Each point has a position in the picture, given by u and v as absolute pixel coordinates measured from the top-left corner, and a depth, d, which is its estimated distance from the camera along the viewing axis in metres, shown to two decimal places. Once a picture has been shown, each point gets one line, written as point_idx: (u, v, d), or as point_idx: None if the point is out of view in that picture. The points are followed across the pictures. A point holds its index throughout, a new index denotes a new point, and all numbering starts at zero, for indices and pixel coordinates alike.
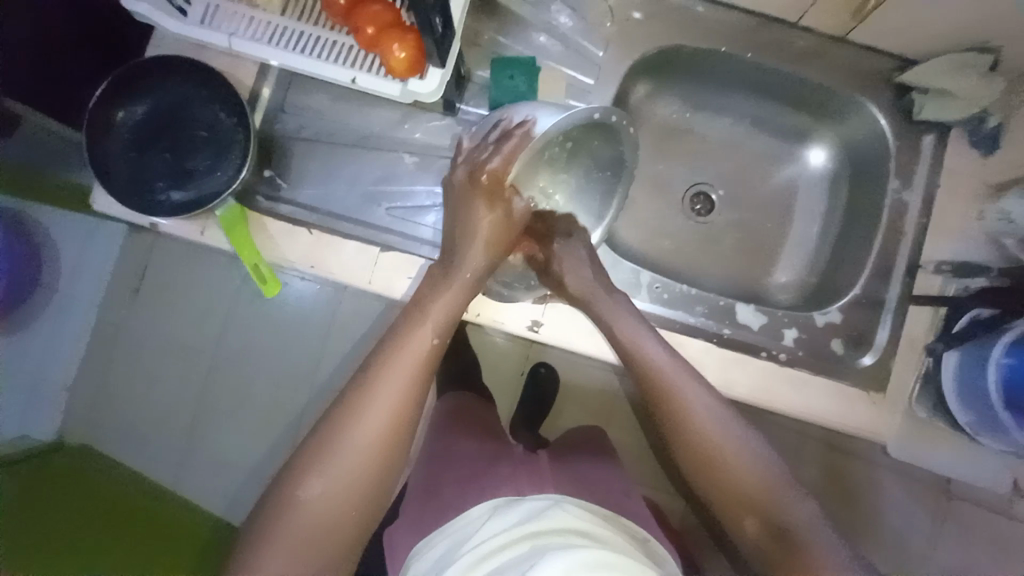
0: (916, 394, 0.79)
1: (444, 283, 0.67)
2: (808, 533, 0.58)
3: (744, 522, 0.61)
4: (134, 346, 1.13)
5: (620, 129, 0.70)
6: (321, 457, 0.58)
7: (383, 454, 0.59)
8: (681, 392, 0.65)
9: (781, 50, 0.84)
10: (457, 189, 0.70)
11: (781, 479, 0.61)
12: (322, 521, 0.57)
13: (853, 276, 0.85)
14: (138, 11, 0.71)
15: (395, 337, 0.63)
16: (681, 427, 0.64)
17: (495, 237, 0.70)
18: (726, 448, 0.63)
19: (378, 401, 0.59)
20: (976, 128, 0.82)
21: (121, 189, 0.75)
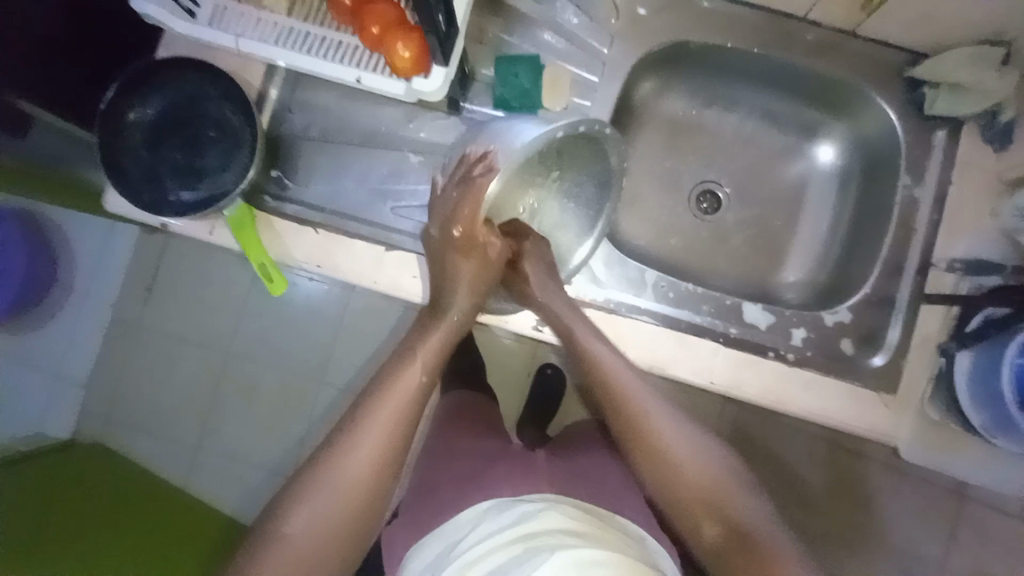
0: (928, 394, 0.78)
1: (429, 326, 0.70)
2: (762, 532, 0.60)
3: (700, 524, 0.62)
4: (146, 344, 1.15)
5: (604, 136, 0.71)
6: (308, 493, 0.60)
7: (367, 489, 0.61)
8: (636, 401, 0.68)
9: (790, 44, 0.83)
10: (434, 245, 0.72)
11: (730, 477, 0.64)
12: (307, 560, 0.58)
13: (864, 274, 0.83)
14: (148, 13, 0.71)
15: (384, 377, 0.66)
16: (638, 429, 0.67)
17: (474, 282, 0.71)
18: (678, 450, 0.65)
19: (363, 443, 0.62)
20: (989, 123, 0.80)
21: (131, 188, 0.76)
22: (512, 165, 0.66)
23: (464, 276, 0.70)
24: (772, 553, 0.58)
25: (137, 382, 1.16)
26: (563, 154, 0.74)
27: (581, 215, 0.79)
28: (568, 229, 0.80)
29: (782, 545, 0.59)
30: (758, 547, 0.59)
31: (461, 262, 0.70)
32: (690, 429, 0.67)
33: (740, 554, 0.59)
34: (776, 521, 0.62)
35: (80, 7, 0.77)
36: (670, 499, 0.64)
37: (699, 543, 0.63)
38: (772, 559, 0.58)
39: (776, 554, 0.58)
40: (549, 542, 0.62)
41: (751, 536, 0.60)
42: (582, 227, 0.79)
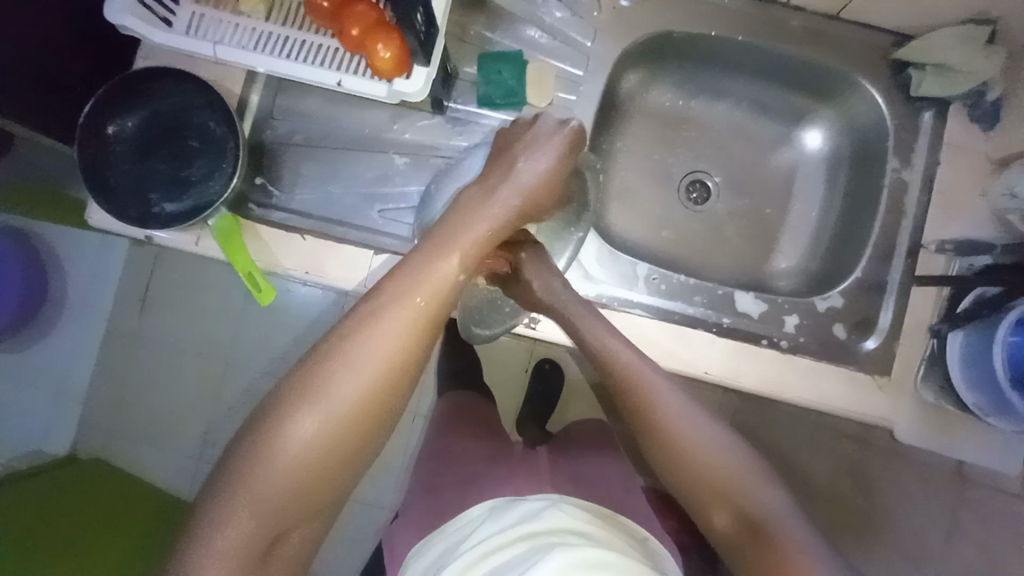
0: (922, 378, 0.77)
1: (469, 219, 0.62)
2: (776, 523, 0.59)
3: (716, 512, 0.61)
4: (141, 357, 1.15)
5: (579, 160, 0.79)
6: (316, 390, 0.54)
7: (390, 391, 0.56)
8: (649, 389, 0.65)
9: (774, 30, 0.83)
10: (530, 130, 0.68)
11: (750, 470, 0.62)
12: (308, 459, 0.54)
13: (856, 258, 0.83)
14: (124, 25, 0.68)
15: (416, 263, 0.59)
16: (653, 422, 0.64)
17: (546, 187, 0.67)
18: (696, 444, 0.63)
19: (387, 336, 0.55)
20: (975, 102, 0.79)
21: (115, 201, 0.75)
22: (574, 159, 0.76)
23: (541, 175, 0.66)
24: (787, 541, 0.57)
25: (134, 395, 1.15)
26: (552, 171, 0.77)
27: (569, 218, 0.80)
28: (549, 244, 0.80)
29: (798, 533, 0.58)
30: (773, 534, 0.58)
31: (546, 158, 0.66)
32: (704, 421, 0.65)
33: (758, 540, 0.58)
34: (795, 513, 0.60)
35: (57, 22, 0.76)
36: (685, 490, 0.63)
37: (715, 527, 0.62)
38: (788, 545, 0.57)
39: (791, 540, 0.58)
40: (553, 542, 0.62)
41: (767, 524, 0.59)
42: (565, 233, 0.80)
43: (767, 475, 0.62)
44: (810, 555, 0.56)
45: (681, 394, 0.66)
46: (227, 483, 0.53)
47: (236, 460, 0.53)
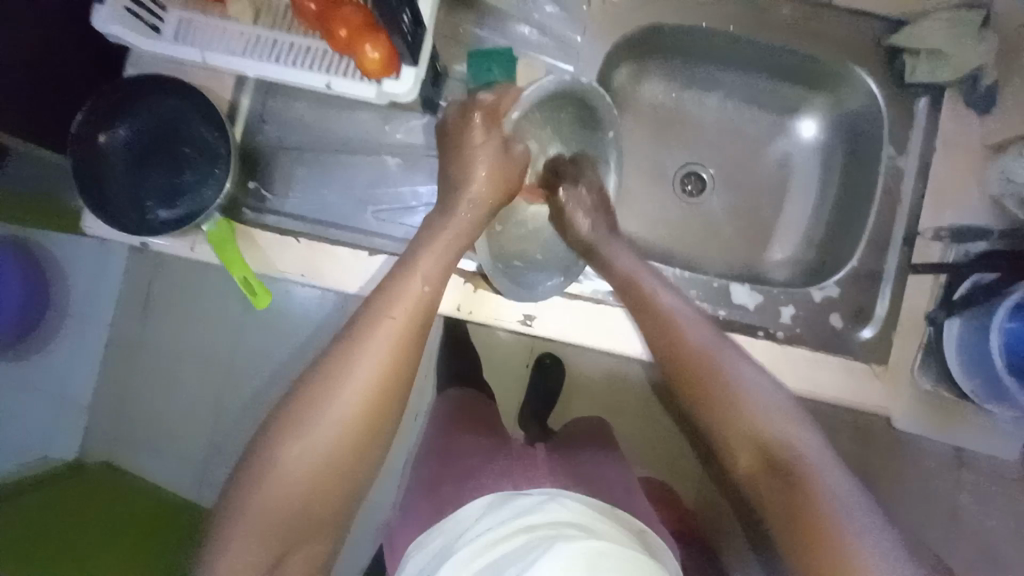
0: (919, 366, 0.77)
1: (435, 230, 0.68)
2: (809, 460, 0.58)
3: (739, 458, 0.62)
4: (145, 362, 1.16)
5: (584, 87, 0.73)
6: (304, 413, 0.56)
7: (372, 410, 0.58)
8: (675, 321, 0.69)
9: (766, 20, 0.82)
10: (452, 129, 0.73)
11: (784, 407, 0.62)
12: (305, 480, 0.56)
13: (852, 247, 0.83)
14: (111, 33, 0.69)
15: (386, 287, 0.63)
16: (679, 348, 0.67)
17: (493, 168, 0.71)
18: (725, 374, 0.64)
19: (364, 356, 0.58)
20: (970, 88, 0.78)
21: (109, 210, 0.75)
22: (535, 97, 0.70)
23: (480, 158, 0.70)
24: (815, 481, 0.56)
25: (138, 400, 1.16)
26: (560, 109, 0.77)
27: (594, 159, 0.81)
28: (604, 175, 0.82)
29: (829, 476, 0.57)
30: (798, 475, 0.57)
31: (473, 145, 0.70)
32: (737, 356, 0.66)
33: (784, 482, 0.58)
34: (829, 458, 0.59)
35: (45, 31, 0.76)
36: (715, 426, 0.63)
37: (740, 473, 0.62)
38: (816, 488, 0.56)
39: (819, 483, 0.56)
40: (554, 534, 0.62)
41: (793, 463, 0.58)
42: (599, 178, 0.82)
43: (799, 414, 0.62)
44: (842, 490, 0.56)
45: (711, 330, 0.68)
46: (223, 522, 0.55)
47: (235, 498, 0.55)
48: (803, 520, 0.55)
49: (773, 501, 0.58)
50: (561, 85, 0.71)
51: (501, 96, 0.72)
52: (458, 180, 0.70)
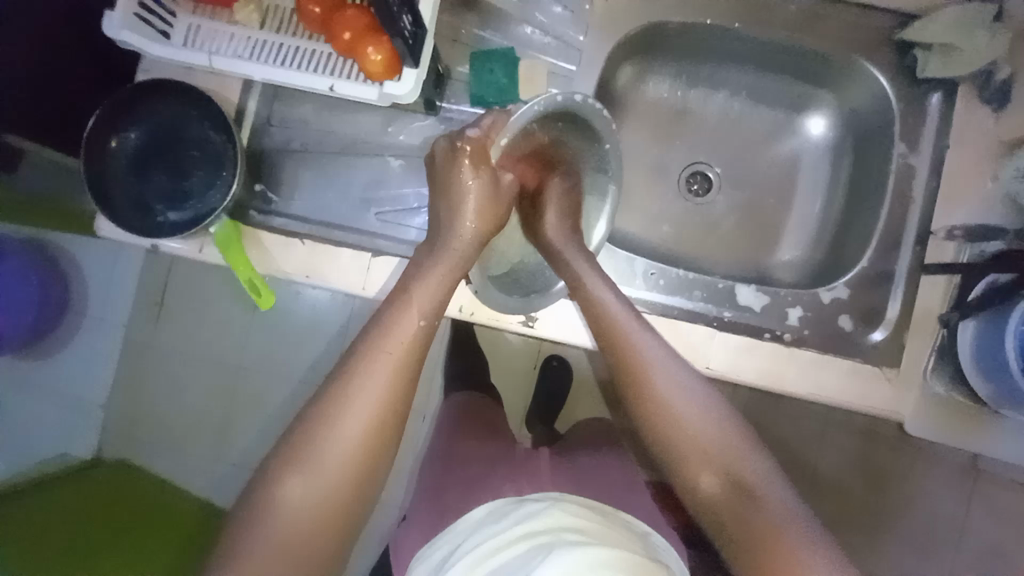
0: (931, 369, 0.75)
1: (432, 262, 0.69)
2: (761, 484, 0.58)
3: (699, 475, 0.60)
4: (158, 362, 1.18)
5: (580, 105, 0.72)
6: (304, 453, 0.57)
7: (371, 444, 0.59)
8: (631, 339, 0.67)
9: (772, 18, 0.81)
10: (441, 166, 0.72)
11: (734, 429, 0.62)
12: (308, 518, 0.56)
13: (862, 247, 0.81)
14: (120, 39, 0.70)
15: (383, 320, 0.64)
16: (636, 368, 0.66)
17: (484, 202, 0.71)
18: (678, 397, 0.63)
19: (364, 393, 0.59)
20: (986, 81, 0.76)
21: (117, 214, 0.77)
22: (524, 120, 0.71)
23: (470, 194, 0.71)
24: (773, 509, 0.57)
25: (150, 399, 1.18)
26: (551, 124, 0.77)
27: (589, 168, 0.80)
28: (594, 214, 0.80)
29: (783, 503, 0.58)
30: (758, 500, 0.58)
31: (464, 182, 0.71)
32: (690, 376, 0.65)
33: (743, 512, 0.57)
34: (775, 476, 0.59)
35: (58, 39, 0.78)
36: (672, 452, 0.62)
37: (699, 501, 0.61)
38: (772, 519, 0.56)
39: (775, 506, 0.57)
40: (554, 541, 0.62)
41: (752, 490, 0.58)
42: (593, 191, 0.80)
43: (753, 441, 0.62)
44: (794, 513, 0.57)
45: (664, 348, 0.68)
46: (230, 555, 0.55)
47: (237, 535, 0.56)
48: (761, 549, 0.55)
49: (728, 527, 0.58)
50: (551, 106, 0.71)
51: (487, 129, 0.70)
52: (451, 189, 0.71)
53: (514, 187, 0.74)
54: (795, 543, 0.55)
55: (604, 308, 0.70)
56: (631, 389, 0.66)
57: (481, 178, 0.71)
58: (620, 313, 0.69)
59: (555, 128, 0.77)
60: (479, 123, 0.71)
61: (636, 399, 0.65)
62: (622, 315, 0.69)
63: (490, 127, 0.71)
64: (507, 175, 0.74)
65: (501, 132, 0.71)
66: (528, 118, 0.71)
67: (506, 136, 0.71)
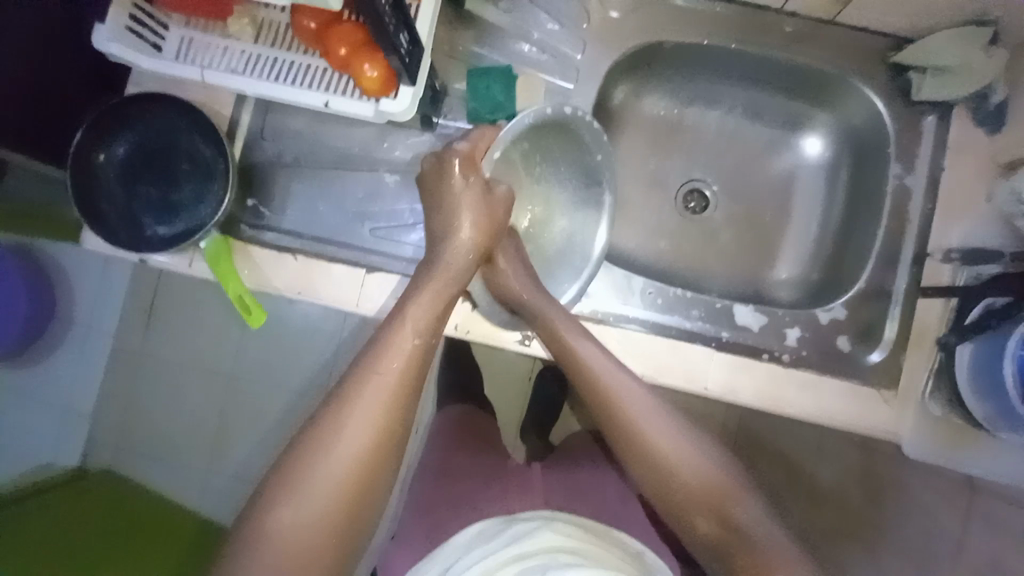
0: (929, 390, 0.75)
1: (428, 277, 0.68)
2: (757, 526, 0.59)
3: (695, 522, 0.61)
4: (146, 375, 1.16)
5: (568, 117, 0.73)
6: (295, 481, 0.55)
7: (367, 470, 0.57)
8: (615, 389, 0.66)
9: (768, 37, 0.81)
10: (430, 181, 0.72)
11: (725, 471, 0.62)
12: (300, 547, 0.54)
13: (859, 267, 0.81)
14: (110, 51, 0.69)
15: (378, 341, 0.62)
16: (621, 419, 0.65)
17: (478, 212, 0.71)
18: (665, 447, 0.63)
19: (358, 418, 0.57)
20: (980, 103, 0.77)
21: (107, 228, 0.75)
22: (513, 133, 0.73)
23: (462, 204, 0.70)
24: (769, 547, 0.57)
25: (139, 413, 1.16)
26: (541, 135, 0.77)
27: (583, 181, 0.80)
28: (586, 225, 0.80)
29: (777, 540, 0.58)
30: (751, 540, 0.58)
31: (454, 193, 0.71)
32: (675, 422, 0.65)
33: (740, 554, 0.58)
34: (770, 515, 0.60)
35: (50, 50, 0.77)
36: (667, 503, 0.63)
37: (699, 546, 0.61)
38: (769, 559, 0.56)
39: (769, 542, 0.58)
40: (545, 563, 0.61)
41: (746, 531, 0.58)
42: (590, 203, 0.80)
43: (744, 478, 0.63)
44: (792, 552, 0.57)
45: (648, 392, 0.67)
46: None
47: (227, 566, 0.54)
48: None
49: (729, 570, 0.58)
50: (540, 117, 0.72)
51: (476, 142, 0.72)
52: (449, 204, 0.71)
53: (509, 195, 0.73)
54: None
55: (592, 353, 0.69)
56: (619, 437, 0.66)
57: (474, 183, 0.71)
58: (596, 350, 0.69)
59: (545, 144, 0.79)
60: (468, 137, 0.73)
61: (624, 446, 0.65)
62: (600, 358, 0.69)
63: (479, 140, 0.73)
64: (502, 185, 0.73)
65: (491, 145, 0.73)
66: (516, 131, 0.73)
67: (494, 148, 0.73)
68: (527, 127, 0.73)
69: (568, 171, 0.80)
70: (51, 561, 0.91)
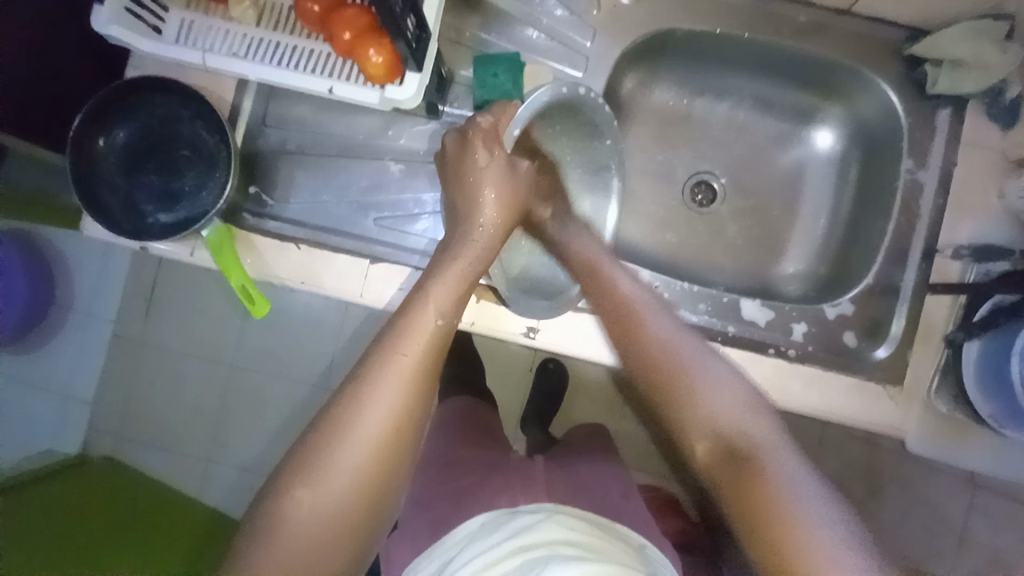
0: (934, 387, 0.74)
1: (443, 264, 0.65)
2: (767, 451, 0.54)
3: (700, 442, 0.57)
4: (150, 362, 1.17)
5: (581, 98, 0.72)
6: (313, 466, 0.55)
7: (384, 458, 0.56)
8: (640, 309, 0.67)
9: (782, 26, 0.80)
10: (452, 157, 0.70)
11: (743, 396, 0.59)
12: (317, 530, 0.54)
13: (867, 262, 0.80)
14: (110, 34, 0.67)
15: (401, 321, 0.61)
16: (638, 332, 0.65)
17: (502, 188, 0.69)
18: (680, 360, 0.61)
19: (376, 403, 0.56)
20: (993, 99, 0.76)
21: (108, 215, 0.74)
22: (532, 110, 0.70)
23: (485, 180, 0.69)
24: (774, 477, 0.52)
25: (144, 398, 1.18)
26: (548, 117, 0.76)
27: (588, 169, 0.80)
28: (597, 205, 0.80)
29: (786, 470, 0.53)
30: (755, 468, 0.53)
31: (477, 168, 0.68)
32: (698, 345, 0.63)
33: (742, 476, 0.53)
34: (788, 447, 0.56)
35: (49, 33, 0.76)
36: (674, 421, 0.59)
37: (703, 471, 0.57)
38: (770, 491, 0.52)
39: (775, 474, 0.53)
40: (549, 554, 0.61)
41: (750, 459, 0.54)
42: (597, 188, 0.80)
43: (768, 414, 0.58)
44: (804, 483, 0.52)
45: (673, 318, 0.67)
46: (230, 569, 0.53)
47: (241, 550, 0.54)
48: (752, 519, 0.52)
49: (728, 490, 0.54)
50: (555, 96, 0.70)
51: (498, 116, 0.69)
52: (466, 184, 0.69)
53: (531, 173, 0.73)
54: (795, 511, 0.50)
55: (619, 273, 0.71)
56: (636, 355, 0.64)
57: (495, 158, 0.69)
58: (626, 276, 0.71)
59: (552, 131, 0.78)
60: (489, 111, 0.70)
61: (640, 365, 0.63)
62: (630, 286, 0.70)
63: (500, 114, 0.70)
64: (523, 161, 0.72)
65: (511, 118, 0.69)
66: (532, 110, 0.70)
67: (515, 125, 0.70)
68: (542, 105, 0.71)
69: (576, 159, 0.81)
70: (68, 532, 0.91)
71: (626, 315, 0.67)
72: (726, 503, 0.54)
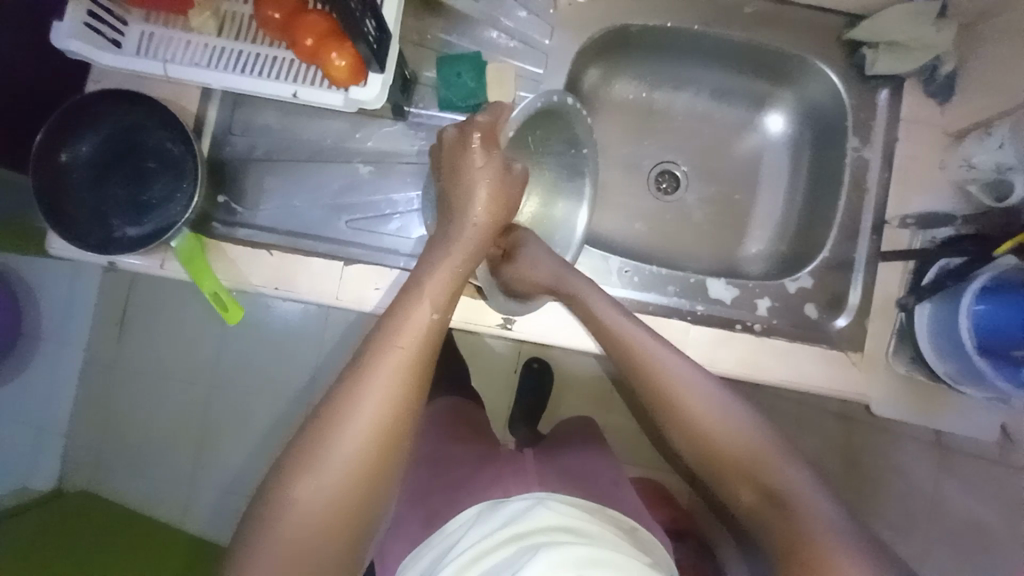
0: (893, 350, 0.78)
1: (429, 264, 0.66)
2: (799, 493, 0.59)
3: (739, 489, 0.62)
4: (126, 383, 1.15)
5: (568, 108, 0.74)
6: (313, 457, 0.56)
7: (381, 452, 0.57)
8: (654, 358, 0.67)
9: (729, 18, 0.84)
10: (447, 154, 0.70)
11: (768, 439, 0.62)
12: (317, 521, 0.55)
13: (823, 237, 0.84)
14: (69, 49, 0.67)
15: (393, 315, 0.62)
16: (659, 385, 0.66)
17: (495, 189, 0.70)
18: (703, 411, 0.64)
19: (369, 398, 0.57)
20: (930, 76, 0.80)
21: (78, 230, 0.74)
22: (525, 115, 0.71)
23: (481, 182, 0.68)
24: (811, 522, 0.57)
25: (121, 421, 1.15)
26: (528, 125, 0.77)
27: (567, 172, 0.82)
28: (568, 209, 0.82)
29: (819, 510, 0.58)
30: (792, 514, 0.58)
31: (473, 169, 0.68)
32: (718, 389, 0.66)
33: (779, 522, 0.58)
34: (814, 484, 0.60)
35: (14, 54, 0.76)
36: (711, 473, 0.64)
37: (742, 513, 0.62)
38: (812, 532, 0.56)
39: (810, 516, 0.57)
40: (542, 540, 0.62)
41: (785, 504, 0.58)
42: (570, 194, 0.81)
43: (790, 456, 0.62)
44: (837, 523, 0.57)
45: (688, 361, 0.68)
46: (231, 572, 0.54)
47: (246, 544, 0.55)
48: (797, 560, 0.56)
49: (768, 536, 0.59)
50: (545, 104, 0.73)
51: (497, 115, 0.68)
52: (457, 184, 0.69)
53: (526, 175, 0.72)
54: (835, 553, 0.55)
55: (604, 308, 0.71)
56: (659, 403, 0.66)
57: (489, 159, 0.68)
58: (611, 308, 0.71)
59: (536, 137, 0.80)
60: (486, 108, 0.69)
61: (665, 413, 0.66)
62: (633, 329, 0.70)
63: (497, 114, 0.69)
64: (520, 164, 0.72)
65: (508, 116, 0.69)
66: (525, 114, 0.72)
67: (509, 127, 0.71)
68: (533, 112, 0.72)
69: (558, 165, 0.82)
70: (58, 553, 0.92)
71: (640, 362, 0.68)
72: (767, 540, 0.59)
